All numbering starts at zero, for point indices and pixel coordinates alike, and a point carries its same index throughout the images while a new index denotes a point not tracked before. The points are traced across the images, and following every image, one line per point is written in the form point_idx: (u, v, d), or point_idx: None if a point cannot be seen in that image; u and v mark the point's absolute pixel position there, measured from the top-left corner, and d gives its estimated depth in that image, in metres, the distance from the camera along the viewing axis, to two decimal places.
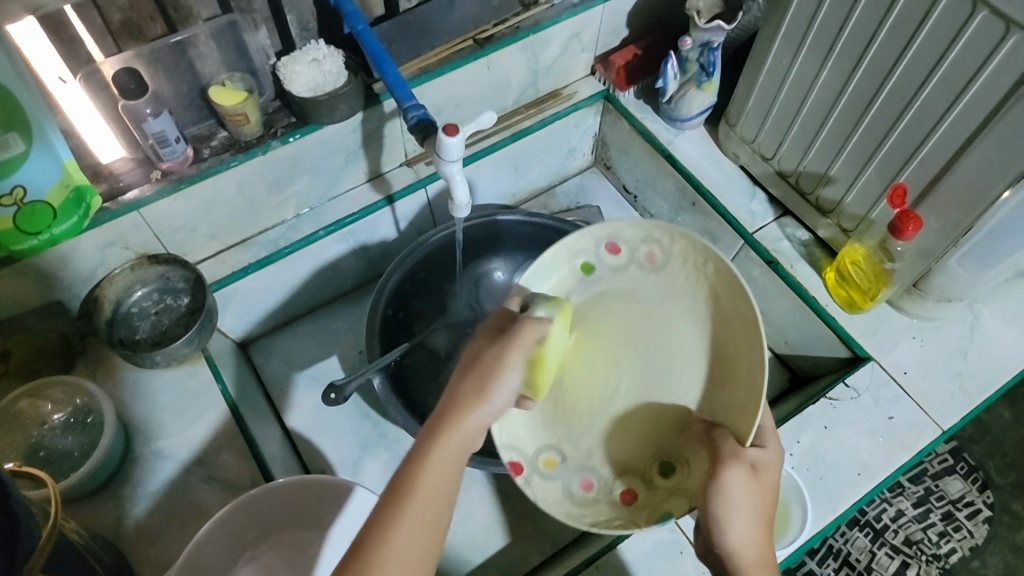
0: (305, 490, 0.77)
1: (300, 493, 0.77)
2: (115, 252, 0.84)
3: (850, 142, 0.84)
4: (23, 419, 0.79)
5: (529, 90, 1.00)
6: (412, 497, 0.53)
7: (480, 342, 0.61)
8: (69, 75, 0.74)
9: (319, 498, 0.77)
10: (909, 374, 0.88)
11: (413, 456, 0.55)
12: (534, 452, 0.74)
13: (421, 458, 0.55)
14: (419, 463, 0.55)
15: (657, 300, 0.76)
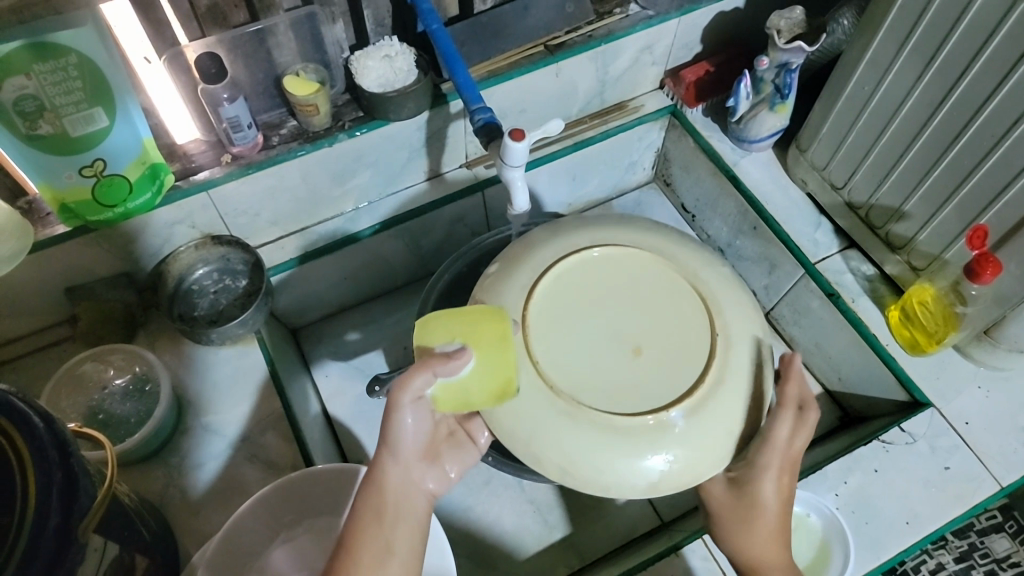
0: (308, 484, 0.77)
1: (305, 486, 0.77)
2: (182, 230, 0.87)
3: (930, 178, 0.80)
4: (85, 382, 0.82)
5: (594, 100, 0.99)
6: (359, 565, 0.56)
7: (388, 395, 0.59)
8: (153, 56, 0.77)
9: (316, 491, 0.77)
10: (970, 426, 0.84)
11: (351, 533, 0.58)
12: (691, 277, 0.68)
13: (347, 527, 0.59)
14: (359, 537, 0.57)
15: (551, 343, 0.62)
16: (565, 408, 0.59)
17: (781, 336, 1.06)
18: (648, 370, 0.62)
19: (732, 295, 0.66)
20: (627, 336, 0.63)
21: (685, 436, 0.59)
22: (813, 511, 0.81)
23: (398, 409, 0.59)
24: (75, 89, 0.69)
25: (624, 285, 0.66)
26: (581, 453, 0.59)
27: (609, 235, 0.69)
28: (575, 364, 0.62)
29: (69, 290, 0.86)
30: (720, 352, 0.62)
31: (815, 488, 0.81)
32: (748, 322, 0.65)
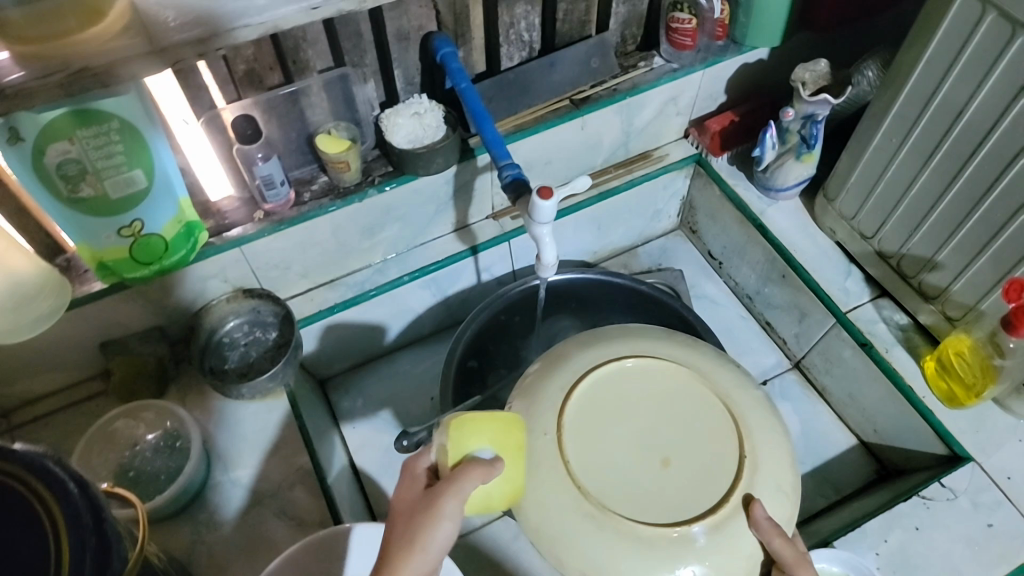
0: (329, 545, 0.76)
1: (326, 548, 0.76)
2: (214, 284, 0.88)
3: (962, 229, 0.79)
4: (116, 438, 0.83)
5: (620, 150, 1.00)
6: None
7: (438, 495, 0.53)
8: (192, 118, 0.79)
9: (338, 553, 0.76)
10: (1013, 480, 0.81)
11: None
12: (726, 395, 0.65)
13: None
14: None
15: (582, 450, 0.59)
16: (591, 513, 0.57)
17: (813, 386, 1.04)
18: (675, 484, 0.58)
19: (765, 418, 0.62)
20: (655, 445, 0.60)
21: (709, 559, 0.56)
22: (854, 573, 0.76)
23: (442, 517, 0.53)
24: (116, 153, 0.70)
25: (657, 396, 0.63)
26: (604, 565, 0.56)
27: (643, 344, 0.66)
28: (605, 470, 0.59)
29: (102, 346, 0.87)
30: (749, 476, 0.59)
31: (855, 547, 0.79)
32: (779, 448, 0.61)
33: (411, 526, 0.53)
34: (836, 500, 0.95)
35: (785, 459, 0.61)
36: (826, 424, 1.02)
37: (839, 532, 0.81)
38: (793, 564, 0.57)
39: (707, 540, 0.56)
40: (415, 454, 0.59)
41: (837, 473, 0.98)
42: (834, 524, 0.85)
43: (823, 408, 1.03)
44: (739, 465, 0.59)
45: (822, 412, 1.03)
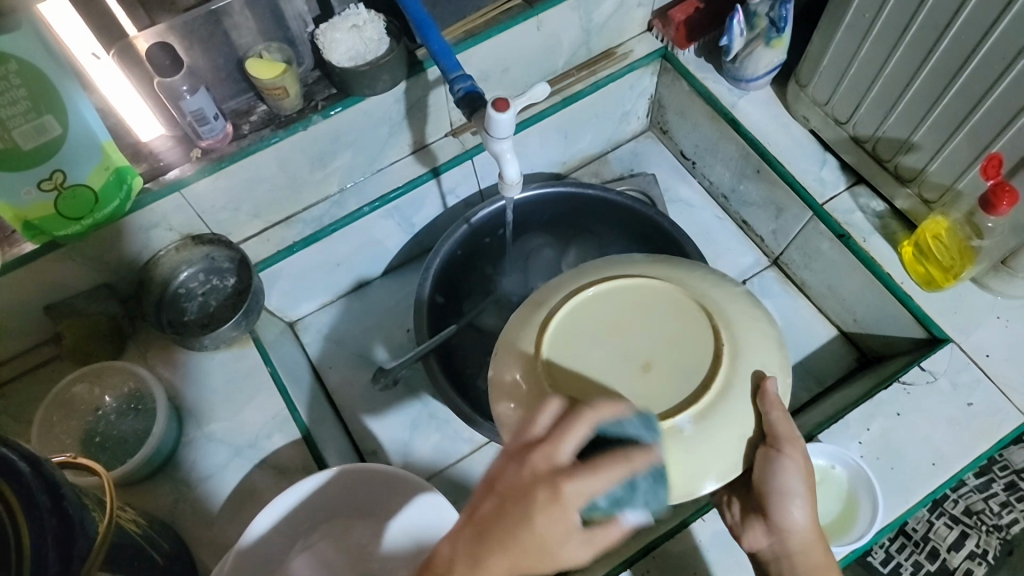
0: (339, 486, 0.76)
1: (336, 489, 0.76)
2: (160, 233, 0.82)
3: (939, 106, 0.76)
4: (78, 404, 0.80)
5: (580, 50, 0.93)
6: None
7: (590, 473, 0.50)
8: (102, 51, 0.70)
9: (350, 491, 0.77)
10: (990, 357, 0.82)
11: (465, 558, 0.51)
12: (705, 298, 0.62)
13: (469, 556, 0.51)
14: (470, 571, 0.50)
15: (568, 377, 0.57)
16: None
17: (792, 281, 1.03)
18: (662, 388, 0.56)
19: (740, 310, 0.61)
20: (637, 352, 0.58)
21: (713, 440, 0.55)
22: (838, 463, 0.80)
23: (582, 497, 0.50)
24: (20, 99, 0.64)
25: (633, 312, 0.60)
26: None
27: (606, 272, 0.63)
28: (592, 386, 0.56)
29: (47, 309, 0.82)
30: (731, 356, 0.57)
31: (838, 438, 0.80)
32: (755, 327, 0.61)
33: (539, 560, 0.49)
34: (819, 391, 0.96)
35: (764, 336, 0.60)
36: (806, 318, 1.01)
37: (823, 424, 0.82)
38: (785, 435, 0.57)
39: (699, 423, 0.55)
40: (567, 484, 0.49)
41: (819, 365, 0.98)
42: (818, 417, 0.86)
43: (804, 302, 1.02)
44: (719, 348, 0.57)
45: (802, 306, 1.02)
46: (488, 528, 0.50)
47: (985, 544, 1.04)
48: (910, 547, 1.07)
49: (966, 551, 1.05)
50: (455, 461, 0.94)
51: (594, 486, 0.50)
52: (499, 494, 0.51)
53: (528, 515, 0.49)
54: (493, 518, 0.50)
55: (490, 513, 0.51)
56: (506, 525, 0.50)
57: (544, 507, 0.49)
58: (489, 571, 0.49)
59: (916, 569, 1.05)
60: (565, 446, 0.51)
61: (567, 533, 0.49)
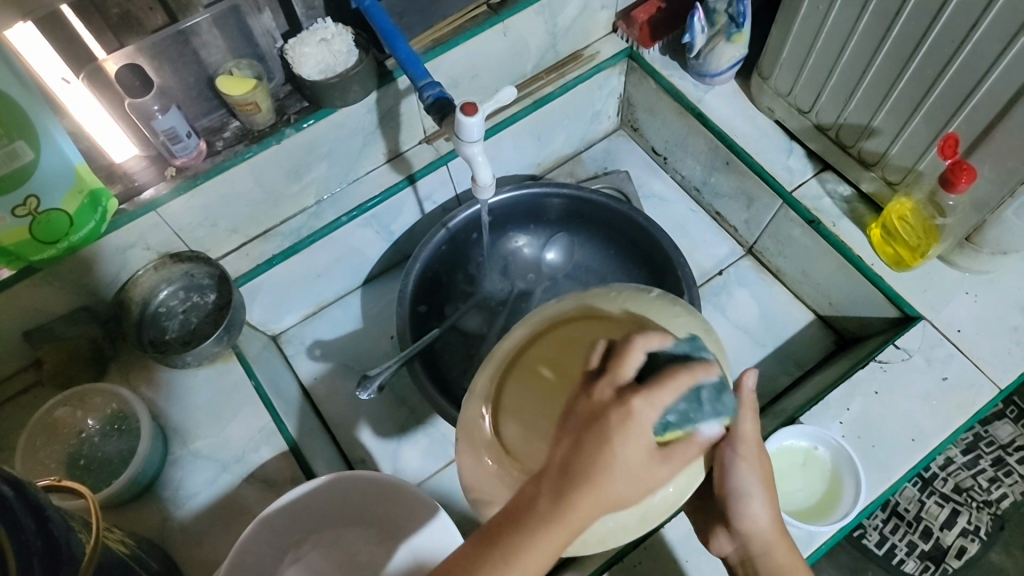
0: (323, 493, 0.76)
1: (322, 496, 0.76)
2: (137, 253, 0.82)
3: (895, 91, 0.78)
4: (60, 428, 0.79)
5: (548, 54, 0.95)
6: (519, 551, 0.44)
7: (654, 397, 0.45)
8: (72, 76, 0.71)
9: (337, 497, 0.77)
10: (962, 332, 0.84)
11: (523, 520, 0.45)
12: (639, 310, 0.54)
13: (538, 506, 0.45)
14: (534, 529, 0.44)
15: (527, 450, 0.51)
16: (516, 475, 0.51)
17: (767, 269, 1.05)
18: None
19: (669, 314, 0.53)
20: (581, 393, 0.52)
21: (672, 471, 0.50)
22: (821, 444, 0.81)
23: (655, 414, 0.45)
24: None
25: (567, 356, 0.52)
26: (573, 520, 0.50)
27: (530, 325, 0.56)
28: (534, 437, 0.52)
29: (26, 335, 0.81)
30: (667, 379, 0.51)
31: (820, 419, 0.82)
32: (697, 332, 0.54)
33: (625, 488, 0.45)
34: (800, 375, 0.98)
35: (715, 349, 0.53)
36: (783, 304, 1.03)
37: (805, 406, 0.84)
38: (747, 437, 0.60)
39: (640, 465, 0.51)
40: (642, 400, 0.45)
41: (798, 349, 1.00)
42: (800, 399, 0.87)
43: (780, 289, 1.04)
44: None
45: (779, 294, 1.04)
46: (570, 467, 0.45)
47: (977, 521, 1.07)
48: (903, 527, 1.08)
49: (959, 529, 1.06)
50: (445, 464, 0.95)
51: (668, 401, 0.45)
52: (575, 430, 0.46)
53: (608, 441, 0.44)
54: (572, 455, 0.45)
55: (567, 451, 0.45)
56: (588, 457, 0.44)
57: (623, 427, 0.44)
58: (571, 510, 0.44)
59: (911, 549, 1.06)
60: (635, 364, 0.47)
61: (647, 454, 0.45)
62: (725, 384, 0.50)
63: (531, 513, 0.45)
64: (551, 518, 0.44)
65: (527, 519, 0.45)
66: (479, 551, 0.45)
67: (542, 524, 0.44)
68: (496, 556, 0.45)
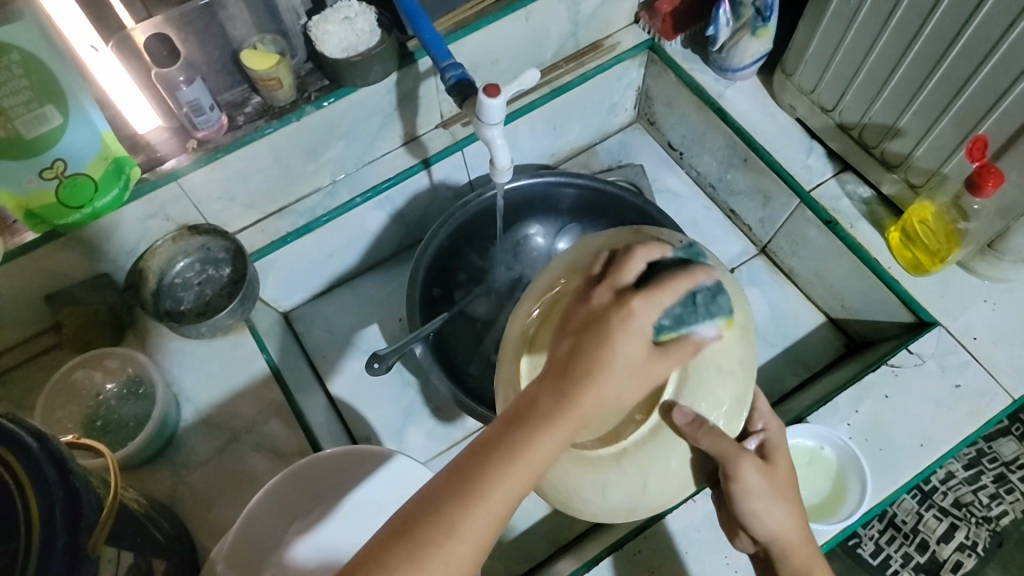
0: (330, 463, 0.77)
1: (330, 465, 0.77)
2: (157, 223, 0.83)
3: (924, 92, 0.77)
4: (79, 389, 0.82)
5: (569, 41, 0.95)
6: (517, 458, 0.46)
7: (639, 297, 0.50)
8: (100, 43, 0.71)
9: (344, 466, 0.77)
10: (978, 340, 0.83)
11: (523, 424, 0.47)
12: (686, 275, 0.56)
13: (538, 409, 0.47)
14: (535, 432, 0.46)
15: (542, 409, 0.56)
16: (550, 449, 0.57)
17: (780, 269, 1.04)
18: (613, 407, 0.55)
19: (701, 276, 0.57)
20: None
21: (663, 448, 0.55)
22: (827, 444, 0.81)
23: (642, 308, 0.50)
24: (21, 89, 0.65)
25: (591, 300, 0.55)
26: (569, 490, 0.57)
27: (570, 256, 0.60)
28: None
29: (48, 298, 0.83)
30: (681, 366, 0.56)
31: (826, 420, 0.81)
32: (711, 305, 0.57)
33: (621, 390, 0.49)
34: (808, 377, 0.97)
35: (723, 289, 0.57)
36: (794, 305, 1.02)
37: (812, 407, 0.83)
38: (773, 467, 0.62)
39: (635, 446, 0.55)
40: (642, 300, 0.50)
41: (807, 352, 0.99)
42: (808, 400, 0.87)
43: (792, 290, 1.03)
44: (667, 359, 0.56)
45: (790, 294, 1.03)
46: (571, 367, 0.48)
47: (975, 536, 1.05)
48: (900, 539, 1.06)
49: (956, 543, 1.04)
50: (448, 447, 0.96)
51: (666, 301, 0.51)
52: (575, 333, 0.50)
53: (610, 339, 0.48)
54: (574, 356, 0.49)
55: (567, 354, 0.49)
56: (591, 355, 0.48)
57: (623, 322, 0.49)
58: (575, 404, 0.47)
59: (905, 560, 1.05)
60: (634, 269, 0.53)
61: (643, 355, 0.49)
62: (721, 288, 0.55)
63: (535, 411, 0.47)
64: (553, 414, 0.47)
65: (529, 427, 0.47)
66: (473, 462, 0.46)
67: (546, 419, 0.47)
68: (506, 447, 0.46)
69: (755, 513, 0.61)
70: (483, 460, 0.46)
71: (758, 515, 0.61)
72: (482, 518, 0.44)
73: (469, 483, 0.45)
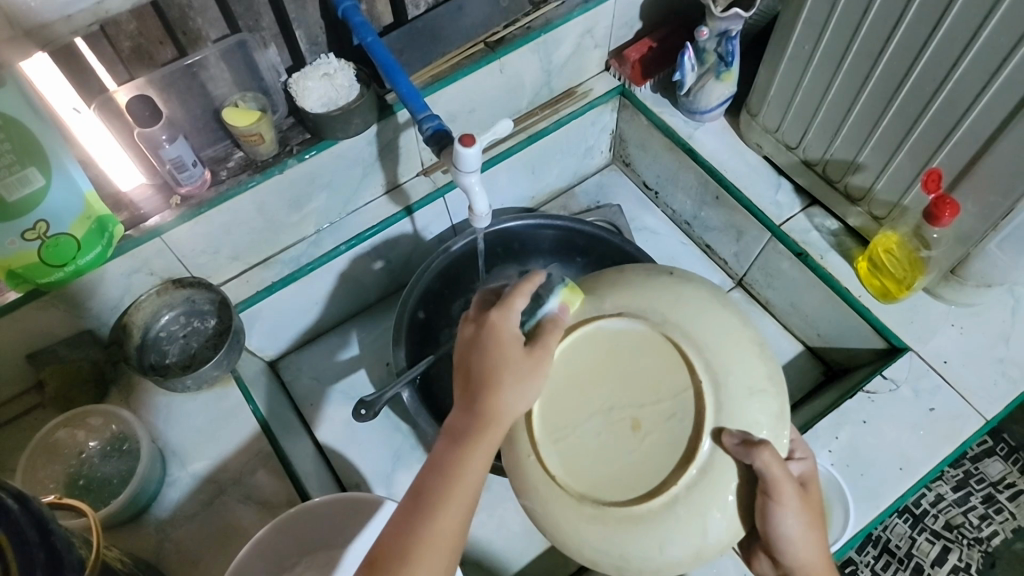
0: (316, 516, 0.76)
1: (317, 517, 0.76)
2: (141, 279, 0.84)
3: (879, 129, 0.81)
4: (62, 449, 0.81)
5: (543, 90, 0.98)
6: (452, 477, 0.55)
7: (483, 325, 0.58)
8: (83, 106, 0.73)
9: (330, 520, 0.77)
10: (949, 363, 0.85)
11: (453, 441, 0.56)
12: (725, 329, 0.60)
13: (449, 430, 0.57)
14: (460, 447, 0.56)
15: (564, 453, 0.61)
16: (591, 512, 0.59)
17: (757, 300, 1.07)
18: (648, 447, 0.59)
19: (723, 319, 0.61)
20: (622, 412, 0.60)
21: (719, 485, 0.57)
22: None
23: (495, 331, 0.58)
24: (4, 154, 0.64)
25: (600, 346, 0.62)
26: (619, 550, 0.58)
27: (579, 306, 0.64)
28: (585, 463, 0.60)
29: (30, 357, 0.83)
30: (715, 396, 0.58)
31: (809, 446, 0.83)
32: (733, 338, 0.60)
33: (522, 390, 0.57)
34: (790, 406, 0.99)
35: (754, 350, 0.60)
36: (773, 335, 1.05)
37: None
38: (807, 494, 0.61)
39: (686, 494, 0.57)
40: (497, 311, 0.58)
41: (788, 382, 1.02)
42: None
43: (770, 321, 1.06)
44: (702, 397, 0.58)
45: (768, 324, 1.06)
46: (471, 387, 0.57)
47: (968, 558, 1.06)
48: (895, 564, 1.07)
49: (950, 565, 1.06)
50: None
51: (519, 304, 0.59)
52: (463, 362, 0.59)
53: (490, 354, 0.57)
54: (468, 378, 0.58)
55: (462, 382, 0.58)
56: (478, 373, 0.57)
57: (494, 338, 0.58)
58: (483, 416, 0.56)
59: None
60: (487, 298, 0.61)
61: (522, 360, 0.58)
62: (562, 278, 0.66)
63: (464, 433, 0.56)
64: (468, 434, 0.56)
65: (455, 445, 0.56)
66: (420, 492, 0.55)
67: (467, 438, 0.56)
68: (439, 474, 0.56)
69: (789, 539, 0.59)
70: (424, 494, 0.55)
71: (791, 539, 0.60)
72: (431, 539, 0.53)
73: (422, 507, 0.54)
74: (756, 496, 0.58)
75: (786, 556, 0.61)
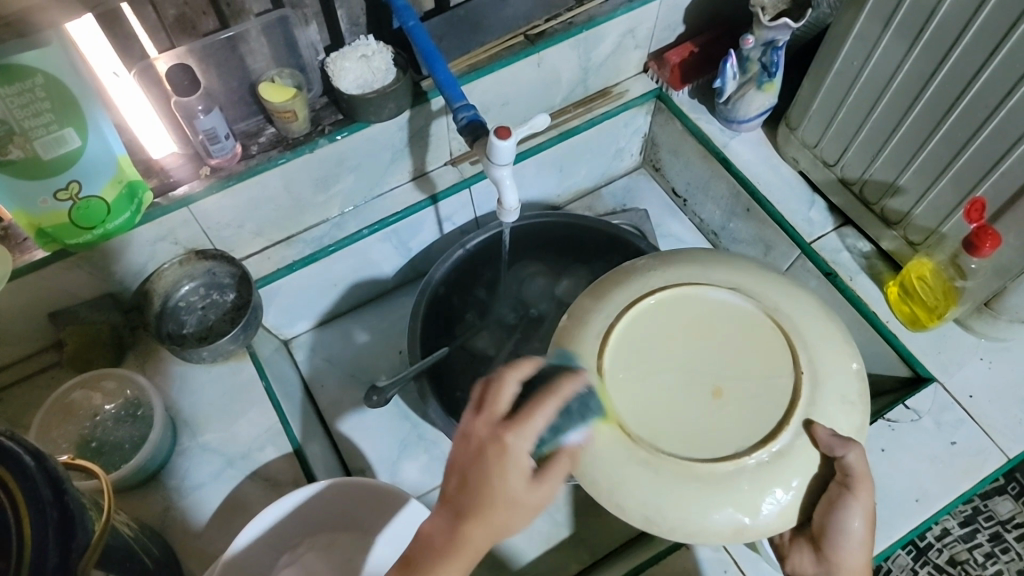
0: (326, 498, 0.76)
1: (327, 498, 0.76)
2: (165, 247, 0.84)
3: (923, 152, 0.79)
4: (76, 411, 0.82)
5: (578, 88, 0.97)
6: None
7: (492, 444, 0.53)
8: (122, 70, 0.73)
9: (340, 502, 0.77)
10: (974, 399, 0.83)
11: (432, 550, 0.53)
12: (829, 333, 0.61)
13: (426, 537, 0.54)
14: (435, 564, 0.53)
15: (634, 399, 0.59)
16: (644, 458, 0.56)
17: None
18: (726, 414, 0.58)
19: (826, 325, 0.62)
20: (704, 377, 0.60)
21: (786, 470, 0.56)
22: None
23: (505, 451, 0.53)
24: (43, 111, 0.65)
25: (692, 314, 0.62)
26: (661, 504, 0.56)
27: (683, 270, 0.64)
28: (654, 414, 0.58)
29: (50, 316, 0.84)
30: (810, 391, 0.58)
31: None
32: (839, 349, 0.60)
33: (515, 518, 0.53)
34: None
35: (852, 360, 0.60)
36: None
37: None
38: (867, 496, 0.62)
39: (754, 468, 0.56)
40: (514, 432, 0.53)
41: None
42: None
43: None
44: (800, 387, 0.58)
45: None
46: (461, 504, 0.53)
47: None
48: None
49: None
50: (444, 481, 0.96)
51: (537, 425, 0.54)
52: (458, 472, 0.54)
53: (490, 478, 0.52)
54: (461, 492, 0.53)
55: (455, 489, 0.54)
56: (474, 491, 0.52)
57: (499, 463, 0.53)
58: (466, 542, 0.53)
59: None
60: (508, 394, 0.56)
61: (526, 487, 0.53)
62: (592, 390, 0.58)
63: (438, 549, 0.53)
64: (448, 550, 0.53)
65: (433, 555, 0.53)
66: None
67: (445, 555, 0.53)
68: None
69: (850, 532, 0.61)
70: None
71: (848, 535, 0.61)
72: None
73: None
74: (830, 491, 0.58)
75: (835, 552, 0.62)
